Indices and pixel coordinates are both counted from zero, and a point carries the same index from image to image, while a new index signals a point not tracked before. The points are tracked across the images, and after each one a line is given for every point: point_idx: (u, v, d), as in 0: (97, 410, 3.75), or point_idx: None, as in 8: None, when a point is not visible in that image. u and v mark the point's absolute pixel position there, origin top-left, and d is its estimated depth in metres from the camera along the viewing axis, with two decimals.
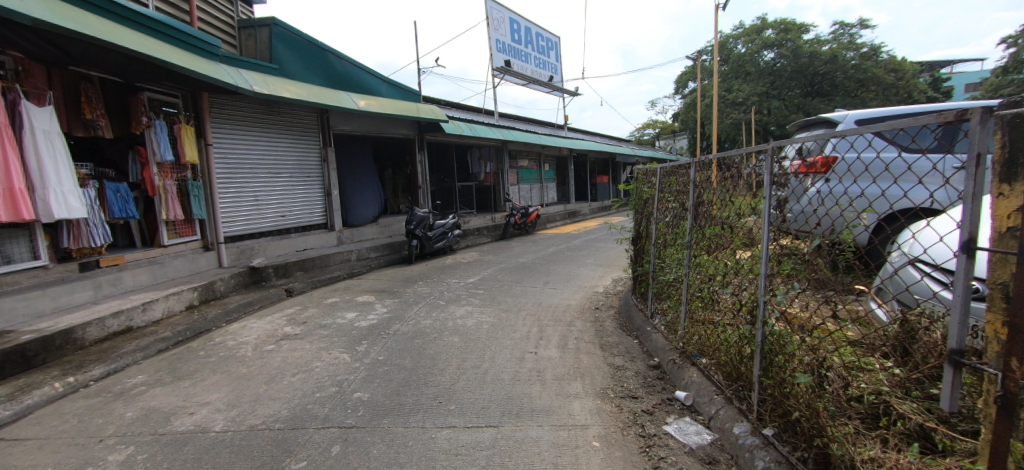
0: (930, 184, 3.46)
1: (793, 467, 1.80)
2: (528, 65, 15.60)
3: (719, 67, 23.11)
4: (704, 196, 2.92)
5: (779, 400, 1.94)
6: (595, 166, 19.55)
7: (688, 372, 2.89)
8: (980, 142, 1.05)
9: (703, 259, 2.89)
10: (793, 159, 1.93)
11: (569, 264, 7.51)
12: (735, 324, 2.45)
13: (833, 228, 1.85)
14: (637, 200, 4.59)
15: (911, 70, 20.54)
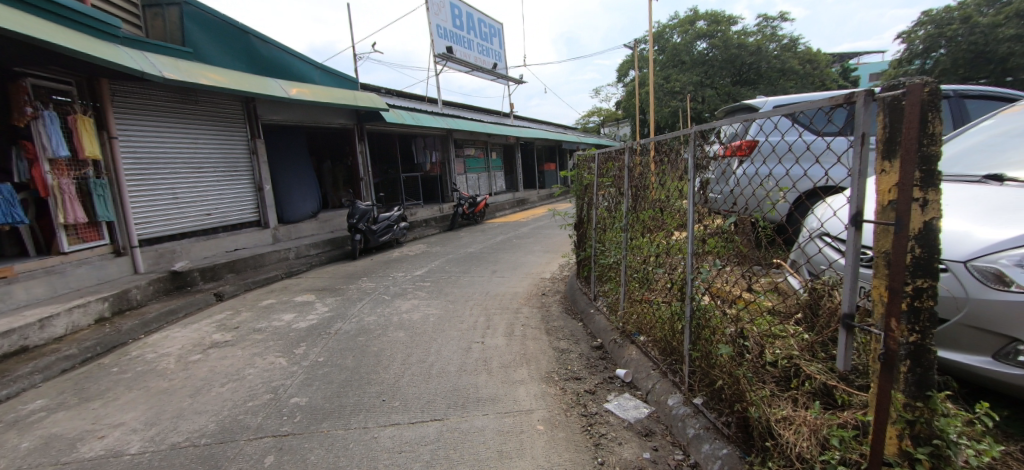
0: (827, 162, 3.84)
1: (719, 431, 1.94)
2: (471, 52, 15.34)
3: (656, 56, 24.08)
4: (639, 180, 3.03)
5: (706, 370, 2.07)
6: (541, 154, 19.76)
7: (627, 350, 3.03)
8: (864, 123, 1.15)
9: (638, 241, 3.02)
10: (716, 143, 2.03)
11: (517, 252, 7.56)
12: (667, 301, 2.58)
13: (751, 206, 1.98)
14: (579, 186, 4.69)
15: (824, 61, 22.54)
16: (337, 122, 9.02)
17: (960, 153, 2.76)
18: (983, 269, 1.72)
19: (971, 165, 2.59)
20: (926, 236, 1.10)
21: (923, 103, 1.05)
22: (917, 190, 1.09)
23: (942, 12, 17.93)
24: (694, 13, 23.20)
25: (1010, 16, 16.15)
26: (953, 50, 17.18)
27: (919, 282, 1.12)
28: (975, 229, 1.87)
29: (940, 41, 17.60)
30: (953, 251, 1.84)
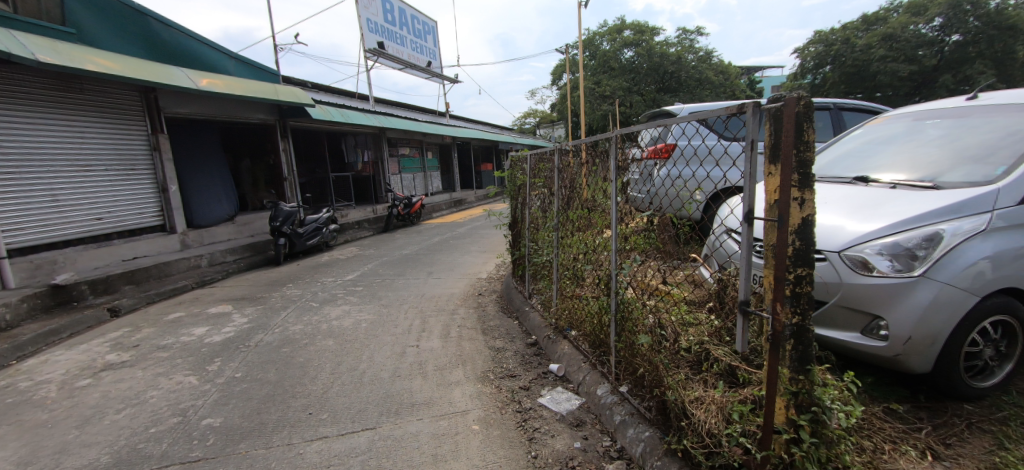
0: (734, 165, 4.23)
1: (642, 416, 2.07)
2: (403, 49, 14.92)
3: (587, 62, 25.07)
4: (568, 181, 3.15)
5: (630, 359, 2.21)
6: (477, 154, 19.74)
7: (560, 345, 3.13)
8: (753, 131, 1.29)
9: (569, 240, 3.14)
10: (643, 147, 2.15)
11: (453, 253, 7.49)
12: (595, 296, 2.71)
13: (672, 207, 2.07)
14: (512, 186, 4.76)
15: (735, 73, 24.84)
16: (256, 118, 8.36)
17: (838, 157, 3.16)
18: (853, 258, 2.00)
19: (846, 167, 2.99)
20: (803, 230, 1.26)
21: (799, 114, 1.21)
22: (795, 190, 1.24)
23: (828, 34, 20.68)
24: (621, 22, 24.47)
25: (878, 40, 19.11)
26: (837, 68, 20.03)
27: (799, 271, 1.28)
28: (845, 223, 2.17)
29: (827, 59, 20.53)
30: (830, 242, 2.10)
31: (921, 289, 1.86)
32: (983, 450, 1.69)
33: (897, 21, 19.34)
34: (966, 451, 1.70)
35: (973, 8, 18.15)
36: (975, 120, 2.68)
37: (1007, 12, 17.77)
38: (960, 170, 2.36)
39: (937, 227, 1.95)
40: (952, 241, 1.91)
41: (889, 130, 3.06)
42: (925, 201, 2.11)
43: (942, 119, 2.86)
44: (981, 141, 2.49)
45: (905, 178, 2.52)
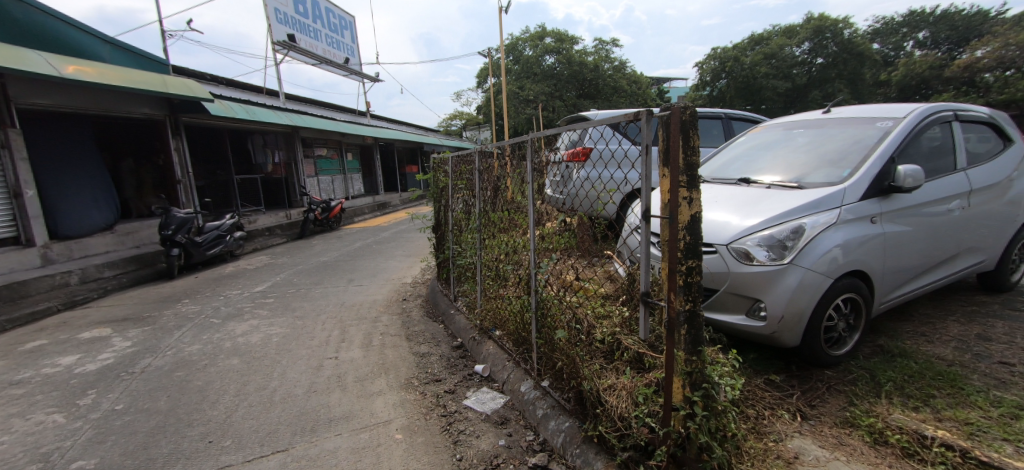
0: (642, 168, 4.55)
1: (562, 407, 2.17)
2: (318, 43, 14.03)
3: (511, 66, 25.51)
4: (489, 183, 3.19)
5: (550, 354, 2.30)
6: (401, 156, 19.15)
7: (485, 346, 3.17)
8: (647, 136, 1.41)
9: (491, 241, 3.18)
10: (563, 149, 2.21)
11: (376, 258, 7.20)
12: (517, 295, 2.77)
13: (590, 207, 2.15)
14: (435, 188, 4.70)
15: (646, 82, 26.80)
16: (140, 112, 7.37)
17: (727, 161, 3.54)
18: (737, 249, 2.27)
19: (734, 170, 3.35)
20: (691, 225, 1.40)
21: (684, 121, 1.34)
22: (684, 190, 1.38)
23: (722, 51, 23.22)
24: (542, 29, 25.27)
25: (762, 59, 21.89)
26: (731, 81, 22.61)
27: (690, 263, 1.42)
28: (731, 219, 2.45)
29: (722, 74, 22.98)
30: (719, 236, 2.36)
31: (790, 274, 2.16)
32: (839, 407, 2.01)
33: (776, 42, 22.20)
34: (826, 410, 2.00)
35: (832, 35, 21.52)
36: (829, 130, 3.17)
37: (854, 41, 21.39)
38: (821, 172, 2.77)
39: (801, 221, 2.27)
40: (812, 232, 2.25)
41: (768, 138, 3.49)
42: (793, 199, 2.46)
43: (806, 129, 3.33)
44: (835, 148, 2.94)
45: (779, 179, 2.89)
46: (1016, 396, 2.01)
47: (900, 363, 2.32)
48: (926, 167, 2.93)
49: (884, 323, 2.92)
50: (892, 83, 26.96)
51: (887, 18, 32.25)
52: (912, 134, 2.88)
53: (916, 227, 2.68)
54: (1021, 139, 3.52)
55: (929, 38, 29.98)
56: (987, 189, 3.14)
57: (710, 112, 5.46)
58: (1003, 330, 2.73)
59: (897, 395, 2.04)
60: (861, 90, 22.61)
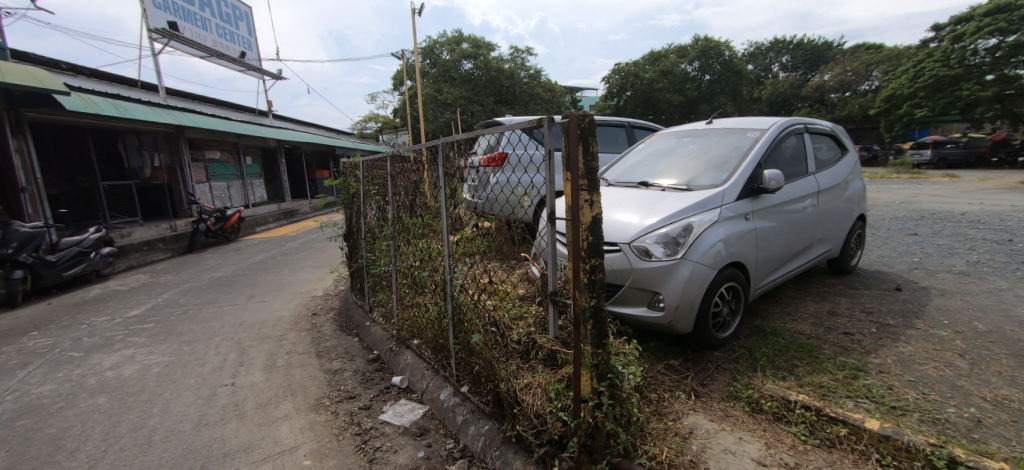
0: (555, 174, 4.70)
1: (482, 411, 2.17)
2: (206, 33, 12.57)
3: (427, 69, 25.14)
4: (401, 188, 3.10)
5: (468, 358, 2.31)
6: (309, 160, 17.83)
7: (403, 356, 3.08)
8: (550, 141, 1.48)
9: (406, 248, 3.10)
10: (478, 154, 2.21)
11: (281, 271, 6.61)
12: (433, 302, 2.73)
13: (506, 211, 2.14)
14: (346, 194, 4.46)
15: (560, 91, 28.01)
16: None
17: (630, 166, 3.80)
18: (638, 247, 2.46)
19: (635, 174, 3.63)
20: (592, 226, 1.50)
21: (581, 126, 1.42)
22: (585, 192, 1.47)
23: (626, 65, 25.09)
24: (458, 34, 25.26)
25: (659, 74, 24.11)
26: (635, 93, 24.50)
27: (592, 261, 1.51)
28: (632, 219, 2.65)
29: (626, 86, 24.76)
30: (622, 235, 2.55)
31: (682, 268, 2.40)
32: (724, 383, 2.27)
33: (672, 59, 24.55)
34: (714, 387, 2.25)
35: (716, 56, 24.35)
36: (712, 139, 3.58)
37: (734, 62, 24.50)
38: (706, 176, 3.11)
39: (689, 220, 2.54)
40: (699, 229, 2.52)
41: (664, 146, 3.83)
42: (683, 200, 2.73)
43: (693, 137, 3.72)
44: (717, 155, 3.32)
45: (673, 183, 3.20)
46: (855, 359, 2.43)
47: (772, 340, 2.68)
48: (785, 171, 3.43)
49: (760, 306, 3.36)
50: (764, 99, 31.23)
51: (759, 43, 37.30)
52: (773, 143, 3.36)
53: (780, 223, 3.13)
54: (853, 147, 4.27)
55: (790, 62, 35.27)
56: (831, 189, 3.77)
57: (614, 121, 5.86)
58: (846, 306, 3.29)
59: (769, 367, 2.36)
60: (741, 104, 25.85)
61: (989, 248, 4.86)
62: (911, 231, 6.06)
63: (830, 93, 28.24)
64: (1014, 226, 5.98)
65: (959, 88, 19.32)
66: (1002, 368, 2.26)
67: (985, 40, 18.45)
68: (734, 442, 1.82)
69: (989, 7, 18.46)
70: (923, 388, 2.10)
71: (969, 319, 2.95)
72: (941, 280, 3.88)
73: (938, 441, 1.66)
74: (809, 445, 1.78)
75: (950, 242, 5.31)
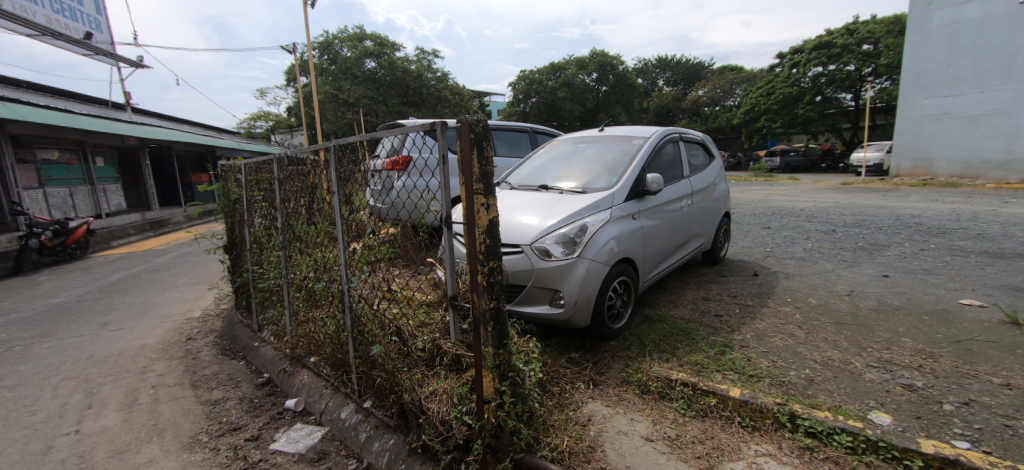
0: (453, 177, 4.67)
1: (386, 425, 2.09)
2: (37, 7, 10.36)
3: (326, 65, 23.57)
4: (291, 192, 2.84)
5: (369, 372, 2.21)
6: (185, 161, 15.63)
7: (298, 377, 2.83)
8: (444, 145, 1.47)
9: (299, 258, 2.86)
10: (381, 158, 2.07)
11: (147, 291, 5.66)
12: (330, 315, 2.55)
13: (411, 215, 2.03)
14: (226, 201, 3.97)
15: (468, 95, 28.12)
16: None
17: (532, 170, 3.95)
18: (539, 247, 2.57)
19: (536, 178, 3.77)
20: (489, 229, 1.53)
21: (473, 131, 1.44)
22: (481, 196, 1.49)
23: (531, 73, 26.13)
24: (359, 31, 24.07)
25: (561, 84, 25.55)
26: (540, 100, 25.92)
27: (491, 263, 1.55)
28: (533, 220, 2.75)
29: (532, 94, 25.88)
30: (523, 237, 2.64)
31: (579, 266, 2.55)
32: (618, 370, 2.46)
33: (573, 70, 26.13)
34: (610, 374, 2.43)
35: (611, 69, 26.47)
36: (604, 145, 3.86)
37: (626, 75, 26.82)
38: (599, 179, 3.35)
39: (584, 220, 2.71)
40: (593, 228, 2.70)
41: (563, 151, 4.05)
42: (579, 201, 2.92)
43: (587, 144, 3.98)
44: (608, 160, 3.59)
45: (570, 185, 3.39)
46: (723, 337, 2.80)
47: (658, 326, 2.97)
48: (665, 175, 3.83)
49: (648, 297, 3.70)
50: (652, 109, 34.57)
51: (646, 59, 41.29)
52: (654, 150, 3.74)
53: (662, 221, 3.48)
54: (719, 154, 4.91)
55: (672, 77, 39.58)
56: (702, 190, 4.30)
57: (517, 126, 6.04)
58: (717, 292, 3.77)
59: (655, 352, 2.61)
60: (632, 114, 28.38)
61: (819, 238, 5.95)
62: (766, 225, 7.17)
63: (703, 106, 32.25)
64: (836, 219, 7.39)
65: (798, 106, 23.37)
66: (828, 334, 2.77)
67: (815, 68, 22.57)
68: (626, 423, 1.99)
69: (815, 41, 22.65)
70: (773, 357, 2.50)
71: (805, 296, 3.58)
72: (786, 265, 4.64)
73: (783, 400, 1.98)
74: (687, 417, 2.01)
75: (793, 233, 6.39)
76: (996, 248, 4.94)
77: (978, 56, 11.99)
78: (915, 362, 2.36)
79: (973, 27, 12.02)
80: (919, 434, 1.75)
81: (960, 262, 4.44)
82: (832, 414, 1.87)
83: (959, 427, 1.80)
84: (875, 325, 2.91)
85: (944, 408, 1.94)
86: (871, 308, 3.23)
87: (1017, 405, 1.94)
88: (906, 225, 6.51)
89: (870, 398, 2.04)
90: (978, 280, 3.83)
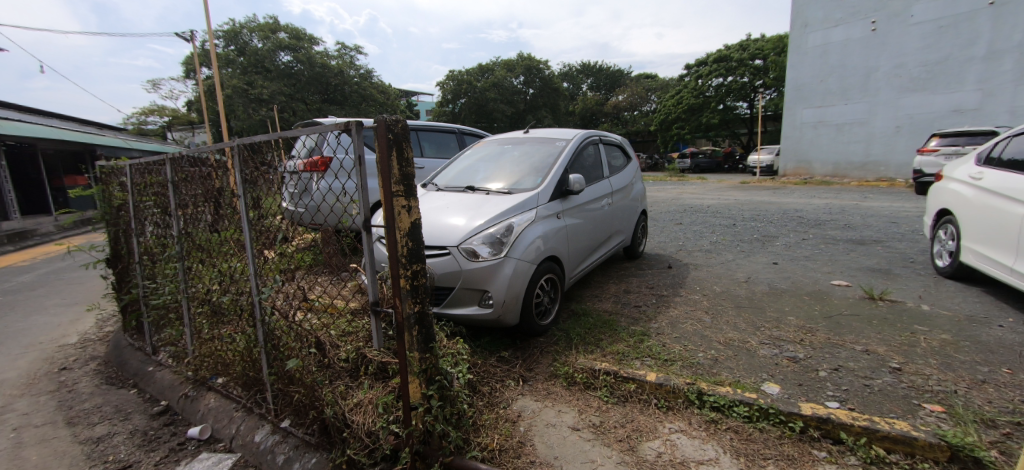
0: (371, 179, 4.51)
1: (306, 444, 1.97)
2: None
3: (233, 57, 21.53)
4: (187, 197, 2.55)
5: (286, 389, 2.07)
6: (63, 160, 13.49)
7: (203, 401, 2.56)
8: (359, 146, 1.41)
9: (200, 269, 2.58)
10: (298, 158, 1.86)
11: (5, 317, 4.76)
12: (239, 331, 2.33)
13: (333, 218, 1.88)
14: (108, 207, 3.47)
15: (394, 94, 27.25)
16: None
17: (459, 171, 3.92)
18: (465, 249, 2.57)
19: (463, 179, 3.76)
20: (411, 231, 1.50)
21: (391, 132, 1.40)
22: (402, 198, 1.46)
23: (459, 74, 26.07)
24: (272, 22, 22.30)
25: (490, 85, 25.76)
26: (469, 101, 25.89)
27: (414, 266, 1.51)
28: (459, 221, 2.74)
29: (460, 95, 25.82)
30: (450, 238, 2.62)
31: (505, 265, 2.59)
32: (547, 364, 2.53)
33: (502, 72, 26.44)
34: (539, 369, 2.49)
35: (538, 72, 27.19)
36: (529, 147, 3.95)
37: (552, 79, 27.69)
38: (525, 179, 3.43)
39: (510, 221, 2.75)
40: (519, 228, 2.75)
41: (488, 152, 4.07)
42: (505, 202, 2.95)
43: (513, 145, 4.05)
44: (533, 161, 3.68)
45: (497, 186, 3.42)
46: (642, 326, 3.00)
47: (583, 320, 3.11)
48: (587, 176, 4.01)
49: (574, 293, 3.84)
50: (577, 112, 35.98)
51: (571, 64, 42.93)
52: (576, 152, 3.90)
53: (584, 220, 3.63)
54: (635, 156, 5.23)
55: (595, 83, 41.55)
56: (621, 190, 4.55)
57: (443, 127, 5.97)
58: (636, 284, 4.03)
59: (581, 344, 2.72)
60: (559, 116, 29.36)
61: (722, 231, 6.60)
62: (678, 221, 7.80)
63: (623, 110, 34.26)
64: (736, 214, 8.24)
65: (703, 112, 25.71)
66: (729, 317, 3.09)
67: (716, 79, 24.99)
68: (554, 415, 2.05)
69: (716, 55, 25.10)
70: (685, 341, 2.72)
71: (711, 284, 3.95)
72: (696, 257, 5.08)
73: (692, 380, 2.17)
74: (610, 404, 2.12)
75: (701, 228, 7.02)
76: (859, 237, 5.83)
77: (842, 73, 14.06)
78: (798, 336, 2.71)
79: (838, 48, 14.08)
80: (800, 399, 2.02)
81: (832, 249, 5.18)
82: (732, 389, 2.08)
83: (830, 390, 2.10)
84: (766, 306, 3.29)
85: (820, 374, 2.25)
86: (763, 291, 3.65)
87: (873, 366, 2.31)
88: (791, 218, 7.44)
89: (762, 371, 2.31)
90: (845, 264, 4.49)
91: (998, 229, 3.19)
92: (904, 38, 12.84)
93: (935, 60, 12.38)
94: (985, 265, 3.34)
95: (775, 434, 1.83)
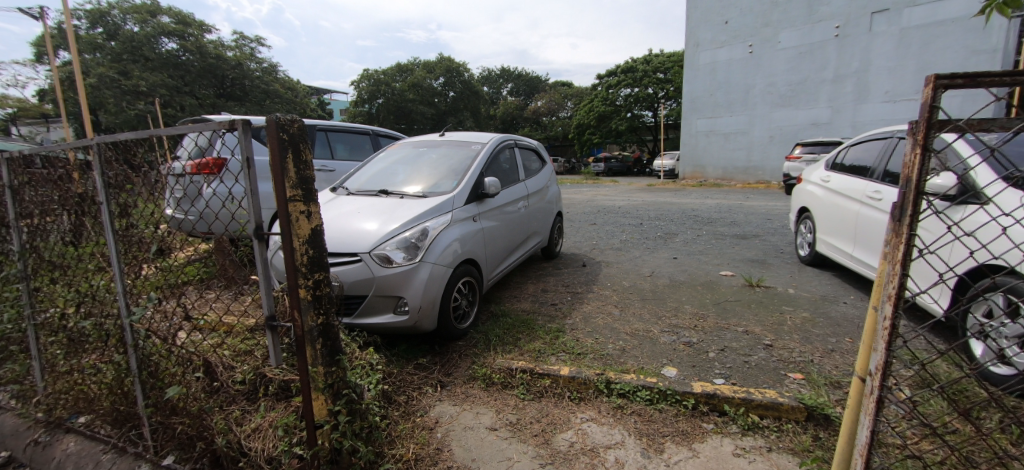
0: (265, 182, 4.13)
1: None
2: None
3: (101, 40, 18.50)
4: (32, 203, 2.13)
5: (168, 420, 1.82)
6: None
7: (60, 446, 2.14)
8: (246, 148, 1.30)
9: (55, 289, 2.18)
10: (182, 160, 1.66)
11: None
12: (107, 359, 2.01)
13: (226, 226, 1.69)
14: None
15: (302, 92, 25.35)
16: None
17: (373, 175, 3.76)
18: (377, 255, 2.48)
19: (378, 183, 3.61)
20: (312, 238, 1.41)
21: (286, 133, 1.31)
22: (300, 204, 1.36)
23: (375, 73, 25.08)
24: (152, 4, 19.59)
25: (409, 85, 25.12)
26: (386, 101, 24.96)
27: (316, 275, 1.43)
28: (371, 226, 2.64)
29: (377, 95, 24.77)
30: (361, 245, 2.51)
31: (420, 270, 2.53)
32: (465, 368, 2.52)
33: (421, 73, 25.87)
34: (457, 373, 2.47)
35: (458, 75, 27.07)
36: (446, 149, 3.91)
37: (473, 82, 27.73)
38: (442, 183, 3.39)
39: (425, 224, 2.71)
40: (434, 232, 2.71)
41: (403, 155, 3.96)
42: (419, 206, 2.89)
43: (429, 148, 3.99)
44: (450, 164, 3.65)
45: (413, 190, 3.34)
46: (557, 323, 3.12)
47: (501, 321, 3.15)
48: (503, 179, 4.08)
49: (493, 295, 3.88)
50: (498, 116, 36.48)
51: (490, 69, 43.38)
52: (492, 155, 3.94)
53: (501, 222, 3.68)
54: (550, 160, 5.43)
55: (514, 88, 42.44)
56: (536, 192, 4.69)
57: (356, 128, 5.68)
58: (552, 283, 4.18)
59: (499, 345, 2.75)
60: (480, 120, 29.50)
61: (631, 230, 7.10)
62: (593, 221, 8.24)
63: (541, 116, 35.41)
64: (643, 214, 8.92)
65: (613, 120, 27.47)
66: (635, 309, 3.35)
67: (624, 89, 26.87)
68: (472, 418, 2.05)
69: (624, 67, 27.03)
70: (596, 334, 2.88)
71: (620, 279, 4.23)
72: (607, 255, 5.42)
73: (601, 371, 2.30)
74: (526, 401, 2.18)
75: (613, 227, 7.49)
76: (743, 232, 6.62)
77: (727, 88, 15.94)
78: (693, 323, 3.01)
79: (723, 66, 15.92)
80: (693, 379, 2.24)
81: (721, 243, 5.82)
82: (636, 375, 2.25)
83: (718, 368, 2.36)
84: (668, 297, 3.61)
85: (709, 355, 2.52)
86: (666, 284, 4.00)
87: (751, 344, 2.64)
88: (689, 217, 8.24)
89: (663, 356, 2.52)
90: (731, 256, 5.08)
91: (842, 223, 3.82)
92: (773, 60, 14.90)
93: (797, 81, 14.54)
94: (835, 253, 3.98)
95: (672, 413, 2.01)
